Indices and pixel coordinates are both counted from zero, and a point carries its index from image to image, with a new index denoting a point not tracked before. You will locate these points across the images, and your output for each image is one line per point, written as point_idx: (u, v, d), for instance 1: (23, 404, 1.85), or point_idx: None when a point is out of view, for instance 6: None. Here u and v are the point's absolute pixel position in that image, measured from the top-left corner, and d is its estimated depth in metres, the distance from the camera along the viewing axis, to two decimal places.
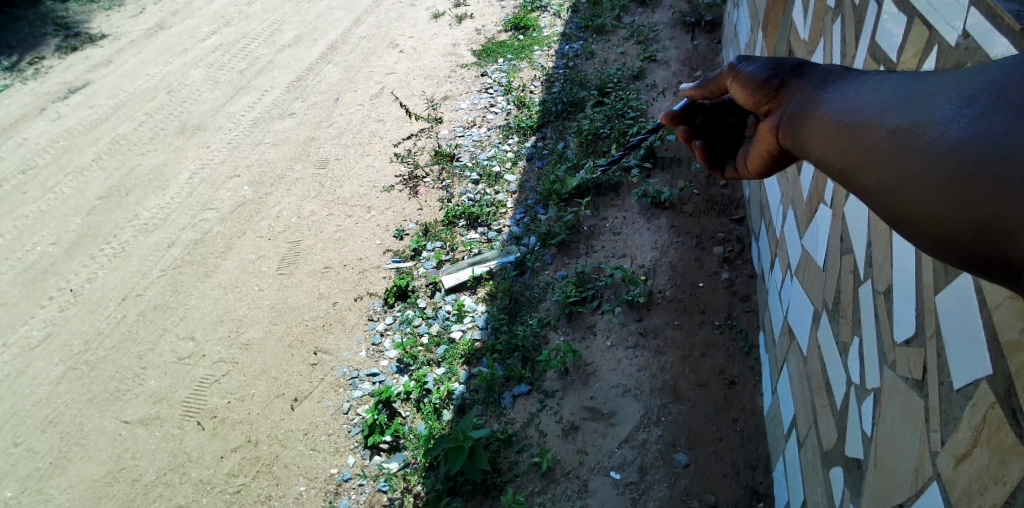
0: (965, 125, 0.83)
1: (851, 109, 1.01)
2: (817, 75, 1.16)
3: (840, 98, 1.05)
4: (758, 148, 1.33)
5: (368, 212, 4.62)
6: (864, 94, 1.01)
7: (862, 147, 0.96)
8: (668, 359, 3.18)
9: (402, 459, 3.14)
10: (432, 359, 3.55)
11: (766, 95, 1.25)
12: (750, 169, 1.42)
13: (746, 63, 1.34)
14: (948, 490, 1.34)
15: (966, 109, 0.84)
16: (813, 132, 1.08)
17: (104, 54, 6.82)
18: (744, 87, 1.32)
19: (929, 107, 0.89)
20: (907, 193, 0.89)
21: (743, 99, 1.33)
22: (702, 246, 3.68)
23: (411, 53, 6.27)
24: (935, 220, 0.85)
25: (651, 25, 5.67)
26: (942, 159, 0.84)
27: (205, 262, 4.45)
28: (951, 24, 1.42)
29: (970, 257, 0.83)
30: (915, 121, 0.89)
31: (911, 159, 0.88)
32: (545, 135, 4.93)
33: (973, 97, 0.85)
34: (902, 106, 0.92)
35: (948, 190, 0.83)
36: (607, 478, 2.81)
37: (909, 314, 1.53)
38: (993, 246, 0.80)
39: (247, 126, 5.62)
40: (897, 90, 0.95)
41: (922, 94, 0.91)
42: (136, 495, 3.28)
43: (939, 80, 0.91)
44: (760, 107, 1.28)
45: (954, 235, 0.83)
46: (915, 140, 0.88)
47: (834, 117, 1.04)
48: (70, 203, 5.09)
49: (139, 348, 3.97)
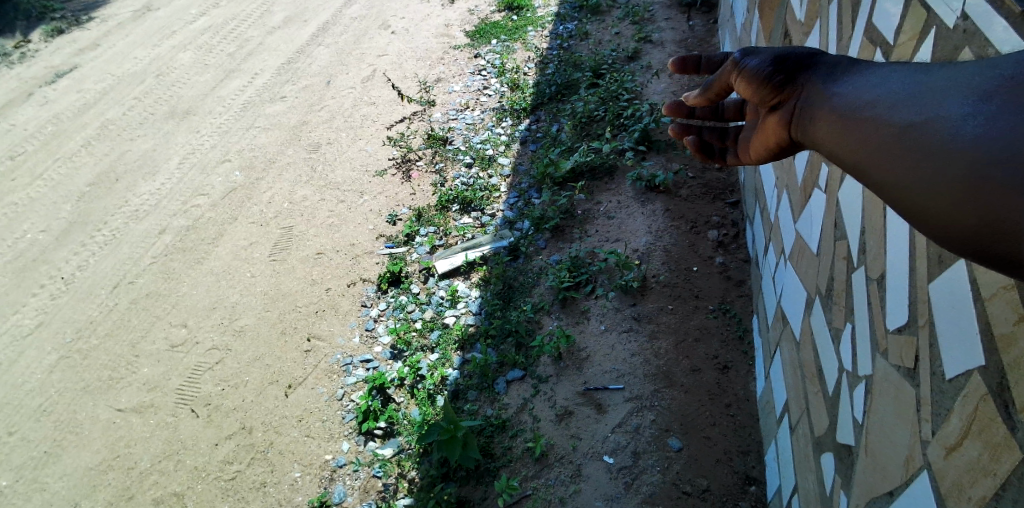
0: (977, 125, 0.82)
1: (860, 103, 0.99)
2: (826, 67, 1.13)
3: (849, 93, 1.03)
4: (765, 140, 1.28)
5: (360, 197, 4.59)
6: (872, 87, 0.99)
7: (870, 141, 0.94)
8: (662, 344, 3.19)
9: (396, 445, 3.16)
10: (425, 344, 3.55)
11: (770, 93, 1.20)
12: (752, 158, 1.37)
13: (750, 57, 1.27)
14: (938, 481, 1.35)
15: (976, 107, 0.83)
16: (820, 125, 1.06)
17: (91, 36, 6.72)
18: (746, 81, 1.26)
19: (938, 104, 0.88)
20: (912, 191, 0.88)
21: (745, 94, 1.28)
22: (696, 230, 3.67)
23: (403, 35, 6.19)
24: (939, 217, 0.84)
25: (646, 5, 5.61)
26: (949, 157, 0.83)
27: (197, 249, 4.43)
28: (950, 7, 1.40)
29: (973, 255, 0.82)
30: (925, 118, 0.88)
31: (920, 156, 0.87)
32: (539, 118, 4.89)
33: (983, 96, 0.84)
34: (912, 101, 0.91)
35: (955, 188, 0.82)
36: (600, 463, 2.83)
37: (902, 304, 1.53)
38: (997, 245, 0.79)
39: (238, 110, 5.56)
40: (906, 84, 0.94)
41: (932, 91, 0.90)
42: (131, 483, 3.29)
43: (949, 77, 0.89)
44: (764, 102, 1.22)
45: (959, 232, 0.82)
46: (923, 139, 0.87)
47: (842, 112, 1.02)
48: (59, 190, 5.04)
49: (132, 336, 3.96)
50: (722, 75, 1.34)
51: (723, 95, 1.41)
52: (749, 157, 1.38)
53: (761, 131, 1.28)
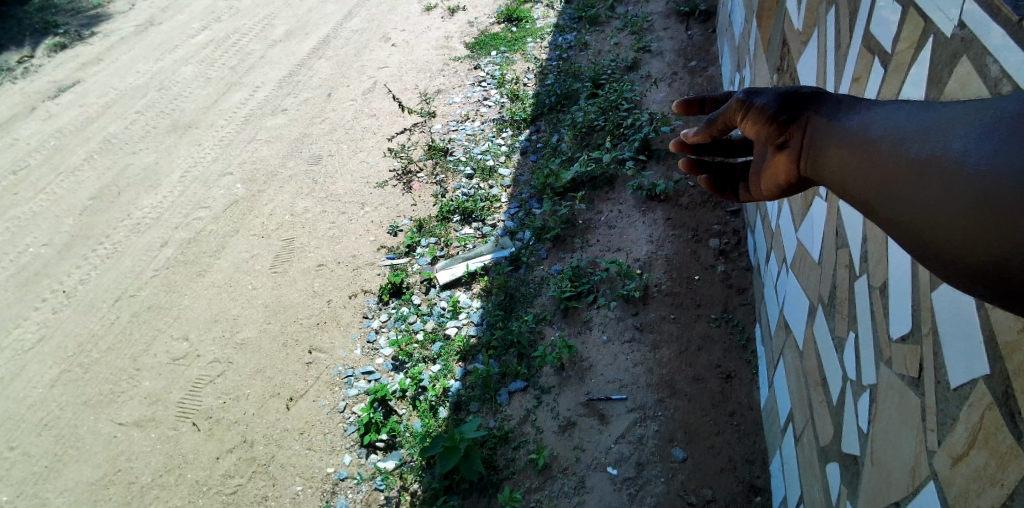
0: (984, 160, 0.78)
1: (869, 136, 0.94)
2: (832, 99, 1.08)
3: (855, 128, 0.98)
4: (769, 179, 1.21)
5: (361, 208, 4.60)
6: (879, 121, 0.94)
7: (881, 179, 0.90)
8: (664, 354, 3.18)
9: (399, 458, 3.14)
10: (427, 356, 3.54)
11: (773, 133, 1.15)
12: (757, 194, 1.30)
13: (752, 95, 1.22)
14: (945, 491, 1.34)
15: (982, 137, 0.79)
16: (830, 161, 1.02)
17: (94, 51, 6.76)
18: (751, 119, 1.20)
19: (945, 136, 0.83)
20: (921, 224, 0.84)
21: (748, 133, 1.22)
22: (697, 239, 3.67)
23: (404, 47, 6.22)
24: (949, 248, 0.81)
25: (645, 15, 5.63)
26: (957, 188, 0.80)
27: (199, 261, 4.44)
28: (947, 14, 1.40)
29: (988, 288, 0.78)
30: (932, 150, 0.84)
31: (931, 193, 0.83)
32: (539, 128, 4.90)
33: (989, 124, 0.79)
34: (918, 133, 0.87)
35: (965, 218, 0.78)
36: (604, 474, 2.81)
37: (905, 312, 1.52)
38: (1011, 279, 0.75)
39: (240, 123, 5.58)
40: (913, 115, 0.89)
41: (939, 123, 0.85)
42: (132, 498, 3.27)
43: (955, 108, 0.84)
44: (768, 141, 1.17)
45: (971, 265, 0.79)
46: (933, 175, 0.83)
47: (853, 147, 0.97)
48: (62, 204, 5.05)
49: (133, 349, 3.95)
50: (726, 111, 1.29)
51: (727, 131, 1.35)
52: (754, 192, 1.31)
53: (765, 170, 1.21)
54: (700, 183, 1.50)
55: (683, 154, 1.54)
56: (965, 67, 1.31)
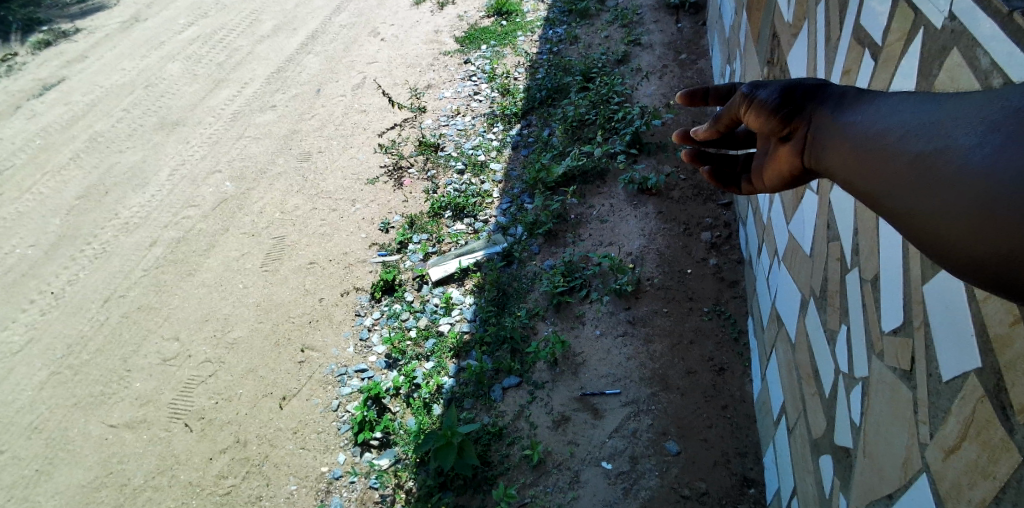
0: (988, 157, 0.77)
1: (872, 131, 0.94)
2: (836, 93, 1.07)
3: (859, 123, 0.97)
4: (775, 169, 1.20)
5: (352, 205, 4.58)
6: (882, 117, 0.94)
7: (884, 176, 0.90)
8: (657, 348, 3.18)
9: (392, 455, 3.14)
10: (420, 353, 3.53)
11: (777, 126, 1.14)
12: (761, 187, 1.30)
13: (757, 89, 1.21)
14: (937, 484, 1.34)
15: (983, 136, 0.78)
16: (833, 157, 1.01)
17: (79, 48, 6.69)
18: (755, 112, 1.19)
19: (949, 133, 0.82)
20: (925, 221, 0.84)
21: (752, 125, 1.21)
22: (689, 232, 3.68)
23: (393, 42, 6.18)
24: (952, 246, 0.80)
25: (635, 8, 5.61)
26: (960, 186, 0.79)
27: (188, 261, 4.40)
28: (936, 6, 1.40)
29: (992, 284, 0.78)
30: (936, 147, 0.83)
31: (935, 191, 0.82)
32: (530, 123, 4.88)
33: (991, 120, 0.79)
34: (921, 130, 0.86)
35: (969, 216, 0.78)
36: (597, 469, 2.81)
37: (897, 306, 1.53)
38: (1015, 275, 0.75)
39: (228, 120, 5.54)
40: (916, 111, 0.89)
41: (942, 120, 0.84)
42: (124, 500, 3.25)
43: (958, 104, 0.84)
44: (772, 134, 1.16)
45: (973, 262, 0.78)
46: (937, 174, 0.82)
47: (856, 144, 0.96)
48: (48, 204, 5.00)
49: (123, 351, 3.92)
50: (731, 107, 1.28)
51: (733, 127, 1.35)
52: (759, 185, 1.30)
53: (771, 161, 1.21)
54: (703, 177, 1.49)
55: (685, 147, 1.53)
56: (955, 59, 1.31)
